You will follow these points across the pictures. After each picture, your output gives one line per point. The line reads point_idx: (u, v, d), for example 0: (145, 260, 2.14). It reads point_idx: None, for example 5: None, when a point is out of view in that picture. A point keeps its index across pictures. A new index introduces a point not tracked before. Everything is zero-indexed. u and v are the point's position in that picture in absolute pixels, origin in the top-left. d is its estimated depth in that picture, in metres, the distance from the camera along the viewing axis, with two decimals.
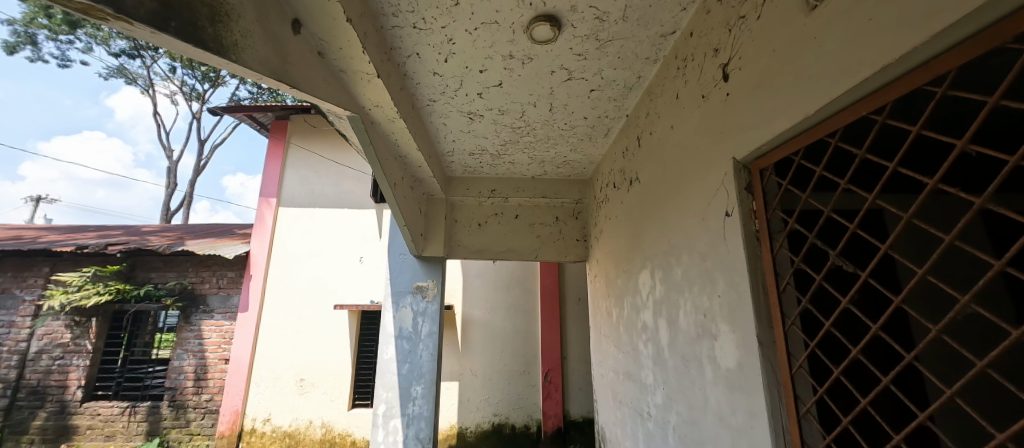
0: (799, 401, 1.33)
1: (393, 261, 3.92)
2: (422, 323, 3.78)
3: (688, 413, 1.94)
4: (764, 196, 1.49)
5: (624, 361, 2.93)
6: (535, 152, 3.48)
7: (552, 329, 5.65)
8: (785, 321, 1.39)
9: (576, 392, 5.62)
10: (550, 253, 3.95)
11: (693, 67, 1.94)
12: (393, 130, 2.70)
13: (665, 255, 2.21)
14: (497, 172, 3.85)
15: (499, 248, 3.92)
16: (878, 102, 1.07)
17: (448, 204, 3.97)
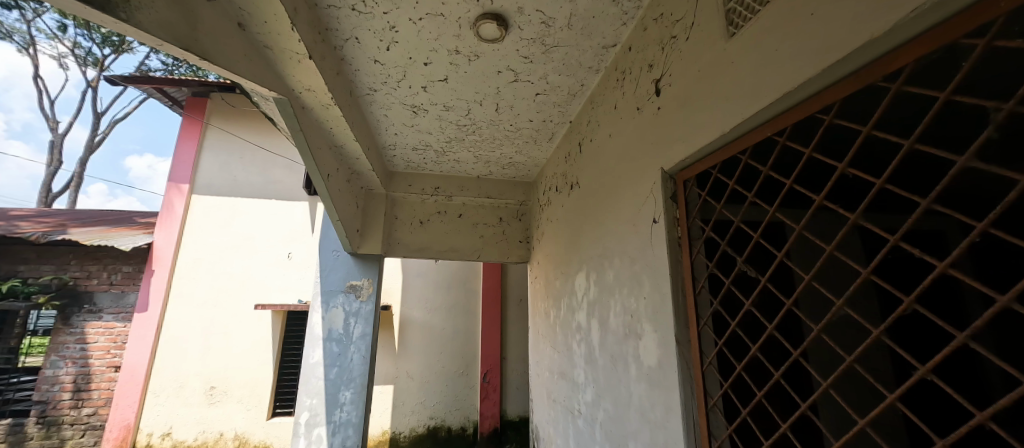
0: (708, 399, 1.36)
1: (325, 258, 3.64)
2: (354, 324, 3.54)
3: (616, 415, 1.95)
4: (686, 207, 1.50)
5: (560, 362, 2.94)
6: (479, 151, 3.40)
7: (493, 329, 5.54)
8: (699, 321, 1.42)
9: (515, 392, 5.53)
10: (491, 253, 3.89)
11: (631, 79, 1.95)
12: (328, 118, 2.48)
13: (600, 259, 2.21)
14: (441, 170, 3.72)
15: (440, 248, 3.78)
16: (781, 124, 1.08)
17: (387, 200, 3.76)
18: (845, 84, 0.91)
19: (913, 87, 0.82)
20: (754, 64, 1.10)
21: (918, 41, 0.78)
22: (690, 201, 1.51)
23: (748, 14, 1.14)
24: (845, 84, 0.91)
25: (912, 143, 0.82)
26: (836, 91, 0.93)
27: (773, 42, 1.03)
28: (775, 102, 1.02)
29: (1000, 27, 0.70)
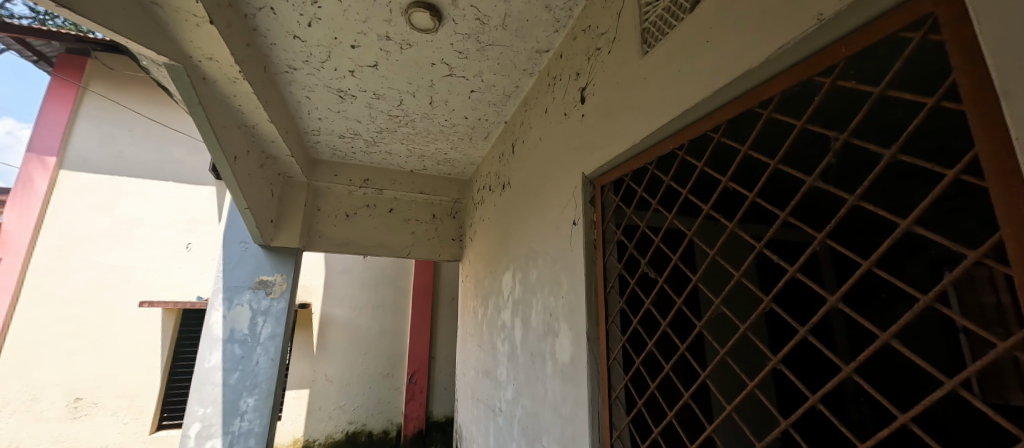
0: (611, 393, 1.41)
1: (229, 250, 3.25)
2: (261, 324, 3.19)
3: (531, 412, 1.96)
4: (602, 209, 1.54)
5: (485, 362, 2.92)
6: (410, 145, 3.28)
7: (421, 329, 5.36)
8: (607, 319, 1.46)
9: (440, 393, 5.41)
10: (418, 251, 3.77)
11: (560, 85, 1.99)
12: (236, 94, 2.23)
13: (524, 259, 2.23)
14: (372, 162, 3.53)
15: (365, 243, 3.61)
16: (680, 139, 1.12)
17: (310, 190, 3.49)
18: (730, 107, 0.97)
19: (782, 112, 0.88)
20: (659, 83, 1.14)
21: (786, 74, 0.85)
22: (605, 205, 1.55)
23: (659, 34, 1.18)
24: (725, 109, 0.97)
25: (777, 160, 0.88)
26: (718, 112, 0.99)
27: (670, 62, 1.10)
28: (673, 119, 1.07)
29: (841, 69, 0.79)
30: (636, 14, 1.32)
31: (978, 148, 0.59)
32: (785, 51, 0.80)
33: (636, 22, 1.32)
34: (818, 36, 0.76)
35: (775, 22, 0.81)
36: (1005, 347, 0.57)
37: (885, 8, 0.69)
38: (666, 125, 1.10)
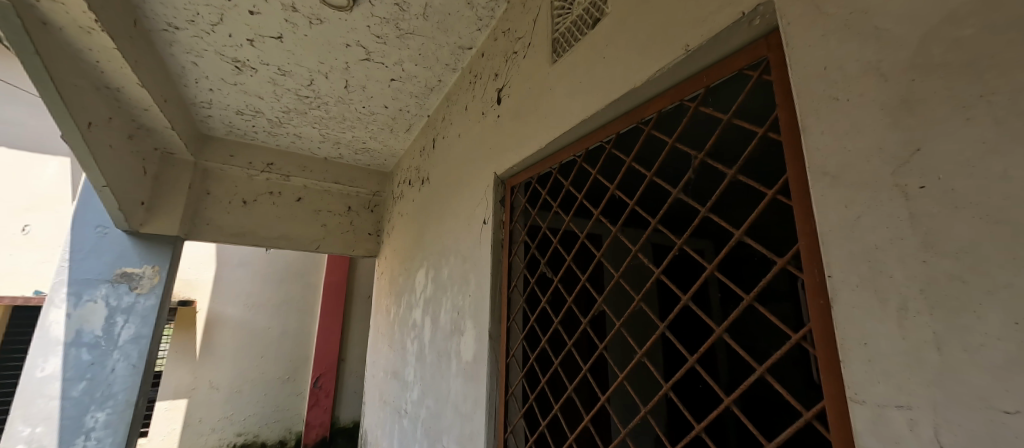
0: (507, 397, 1.20)
1: (79, 237, 1.95)
2: (122, 325, 1.92)
3: (432, 422, 1.59)
4: (511, 210, 1.32)
5: (395, 362, 2.21)
6: (326, 129, 2.22)
7: (332, 346, 3.33)
8: (509, 317, 1.25)
9: (352, 399, 3.40)
10: (328, 245, 2.57)
11: (478, 85, 1.56)
12: (85, 41, 1.31)
13: (439, 256, 1.75)
14: (280, 146, 2.35)
15: (261, 235, 2.39)
16: (589, 143, 0.96)
17: (197, 173, 2.24)
18: (641, 110, 0.81)
19: (687, 125, 0.78)
20: (568, 89, 0.98)
21: (706, 74, 0.68)
22: (516, 205, 1.33)
23: (568, 43, 1.01)
24: (609, 127, 0.90)
25: (670, 159, 0.81)
26: (603, 130, 0.92)
27: (562, 77, 1.01)
28: (581, 122, 0.91)
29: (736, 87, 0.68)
30: (548, 22, 1.12)
31: (787, 171, 0.52)
32: (660, 75, 0.71)
33: (548, 30, 1.12)
34: (714, 45, 0.63)
35: (655, 44, 0.72)
36: (791, 340, 0.50)
37: (738, 45, 0.62)
38: (562, 136, 0.99)
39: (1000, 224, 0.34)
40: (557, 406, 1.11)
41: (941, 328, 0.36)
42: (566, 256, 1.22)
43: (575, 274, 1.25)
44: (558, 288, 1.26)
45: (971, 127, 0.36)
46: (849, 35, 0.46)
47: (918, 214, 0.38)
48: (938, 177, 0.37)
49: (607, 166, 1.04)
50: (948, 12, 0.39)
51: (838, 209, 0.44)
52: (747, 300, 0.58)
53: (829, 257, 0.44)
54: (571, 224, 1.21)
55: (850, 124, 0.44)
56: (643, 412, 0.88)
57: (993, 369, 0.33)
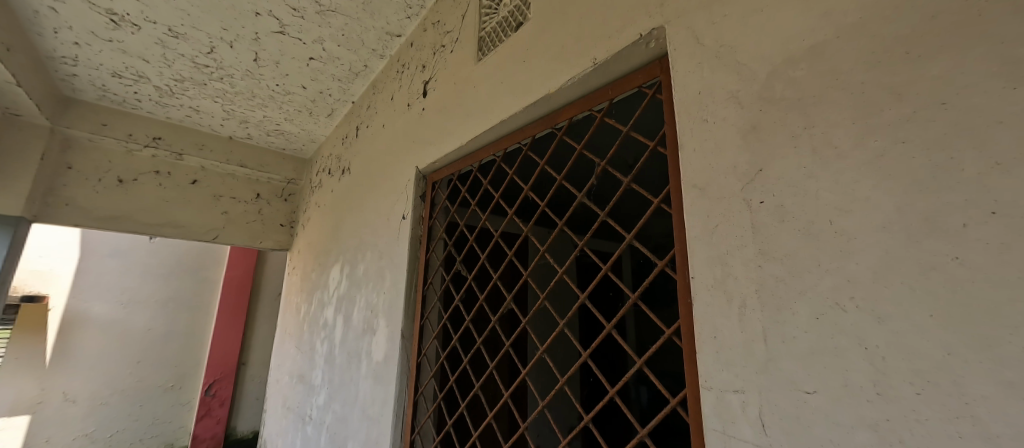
0: (417, 399, 1.08)
1: None
2: None
3: (338, 437, 1.28)
4: (432, 206, 1.22)
5: (302, 364, 1.69)
6: (230, 105, 1.72)
7: (229, 342, 2.50)
8: (424, 314, 1.15)
9: (250, 406, 2.55)
10: (226, 236, 1.97)
11: (404, 76, 1.39)
12: None
13: (355, 251, 1.47)
14: (170, 119, 1.80)
15: (137, 220, 1.77)
16: (509, 142, 0.97)
17: (56, 140, 1.65)
18: (559, 114, 0.83)
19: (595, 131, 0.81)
20: (491, 87, 0.97)
21: (611, 86, 0.72)
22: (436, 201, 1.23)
23: (495, 42, 1.00)
24: (527, 129, 0.91)
25: (578, 164, 0.83)
26: (522, 131, 0.93)
27: (484, 76, 1.00)
28: (504, 120, 0.91)
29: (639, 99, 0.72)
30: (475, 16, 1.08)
31: (669, 184, 0.56)
32: (573, 83, 0.74)
33: (474, 25, 1.09)
34: (620, 59, 0.66)
35: (570, 53, 0.75)
36: (665, 334, 0.55)
37: (637, 64, 0.67)
38: (485, 132, 0.97)
39: (811, 239, 0.40)
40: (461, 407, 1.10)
41: (767, 324, 0.42)
42: (483, 253, 1.18)
43: (488, 270, 1.23)
44: (470, 286, 1.23)
45: (796, 154, 0.43)
46: (716, 65, 0.52)
47: (759, 226, 0.44)
48: (773, 195, 0.44)
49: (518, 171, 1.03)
50: (785, 57, 0.46)
51: (702, 218, 0.50)
52: (632, 300, 0.63)
53: (694, 260, 0.50)
54: (486, 222, 1.19)
55: (714, 144, 0.50)
56: (543, 407, 0.90)
57: (802, 355, 0.39)
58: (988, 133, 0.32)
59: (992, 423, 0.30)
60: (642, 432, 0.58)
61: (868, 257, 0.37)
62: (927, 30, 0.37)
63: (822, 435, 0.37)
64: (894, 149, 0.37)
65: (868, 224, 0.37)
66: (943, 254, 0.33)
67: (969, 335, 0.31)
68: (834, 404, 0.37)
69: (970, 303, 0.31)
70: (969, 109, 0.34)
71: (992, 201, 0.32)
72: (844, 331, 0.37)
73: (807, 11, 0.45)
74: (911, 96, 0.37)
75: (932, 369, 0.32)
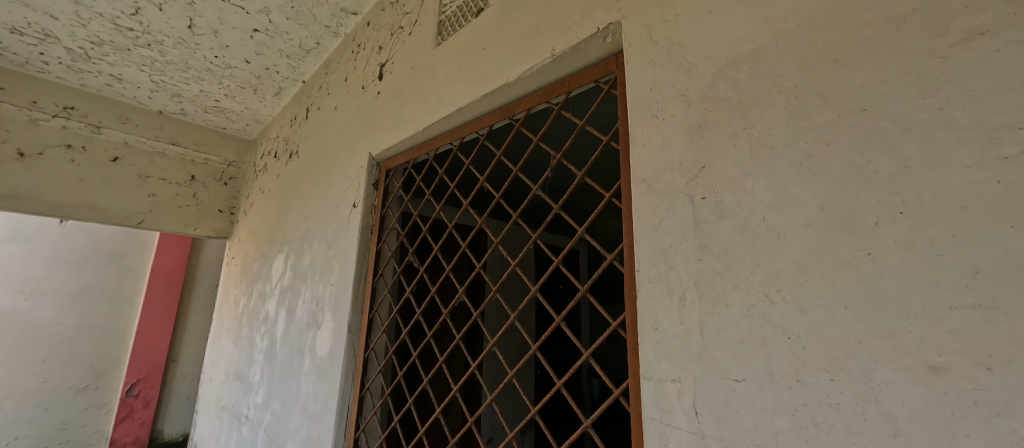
0: (363, 395, 1.04)
1: None
2: None
3: (277, 437, 1.21)
4: (384, 195, 1.19)
5: (239, 361, 1.58)
6: (160, 76, 1.57)
7: (158, 337, 2.20)
8: (373, 306, 1.11)
9: (180, 407, 2.29)
10: (155, 221, 1.77)
11: (359, 57, 1.33)
12: None
13: (300, 240, 1.40)
14: (86, 86, 1.61)
15: (43, 200, 1.51)
16: (468, 131, 0.95)
17: None
18: (519, 104, 0.83)
19: (554, 123, 0.81)
20: (449, 74, 0.95)
21: (570, 79, 0.73)
22: (391, 188, 1.20)
23: (455, 27, 0.97)
24: (485, 118, 0.90)
25: (534, 156, 0.82)
26: (479, 121, 0.92)
27: (442, 62, 0.98)
28: (464, 107, 0.89)
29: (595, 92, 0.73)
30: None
31: (620, 178, 0.58)
32: (531, 74, 0.74)
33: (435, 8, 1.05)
34: (578, 52, 0.67)
35: (529, 43, 0.75)
36: (611, 326, 0.56)
37: (594, 58, 0.68)
38: (441, 120, 0.95)
39: (746, 234, 0.43)
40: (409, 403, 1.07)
41: (703, 315, 0.44)
42: (437, 244, 1.15)
43: (441, 261, 1.20)
44: (421, 278, 1.19)
45: (736, 153, 0.45)
46: (668, 63, 0.53)
47: (701, 220, 0.46)
48: (713, 192, 0.46)
49: (471, 161, 1.02)
50: (730, 59, 0.48)
51: (649, 212, 0.51)
52: (581, 292, 0.64)
53: (639, 252, 0.51)
54: (440, 212, 1.16)
55: (662, 140, 0.52)
56: (491, 400, 0.89)
57: (733, 345, 0.42)
58: (899, 140, 0.35)
59: (892, 405, 0.33)
60: (586, 422, 0.59)
61: (795, 252, 0.39)
62: (853, 40, 0.39)
63: (748, 421, 0.40)
64: (821, 151, 0.39)
65: (796, 221, 0.40)
66: (858, 250, 0.36)
67: (876, 325, 0.34)
68: (760, 391, 0.39)
69: (878, 295, 0.34)
70: (885, 115, 0.36)
71: (900, 203, 0.35)
72: (771, 321, 0.40)
73: (751, 15, 0.47)
74: (837, 102, 0.39)
75: (843, 357, 0.35)
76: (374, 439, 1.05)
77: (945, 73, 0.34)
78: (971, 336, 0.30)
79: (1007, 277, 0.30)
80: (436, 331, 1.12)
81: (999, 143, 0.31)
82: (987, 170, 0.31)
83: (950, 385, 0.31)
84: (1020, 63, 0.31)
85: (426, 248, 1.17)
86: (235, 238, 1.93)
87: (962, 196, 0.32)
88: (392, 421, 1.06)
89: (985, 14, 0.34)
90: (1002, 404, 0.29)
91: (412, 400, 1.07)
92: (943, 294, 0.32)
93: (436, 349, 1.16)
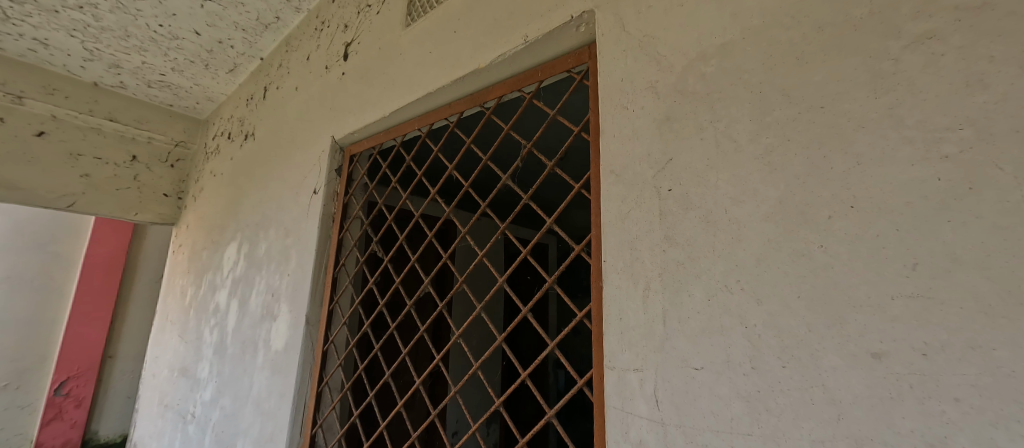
0: (321, 389, 1.01)
1: None
2: None
3: (226, 436, 1.15)
4: (348, 181, 1.14)
5: (185, 357, 1.49)
6: (96, 44, 1.44)
7: (92, 331, 2.03)
8: (334, 297, 1.07)
9: (117, 406, 2.13)
10: (89, 204, 1.62)
11: (324, 35, 1.28)
12: None
13: (255, 228, 1.32)
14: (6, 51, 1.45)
15: None
16: (438, 117, 0.93)
17: None
18: (490, 91, 0.81)
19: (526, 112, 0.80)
20: (418, 57, 0.92)
21: (542, 68, 0.72)
22: (355, 175, 1.16)
23: (425, 8, 0.94)
24: (455, 105, 0.89)
25: (506, 145, 0.81)
26: (449, 107, 0.90)
27: (411, 45, 0.95)
28: (433, 92, 0.87)
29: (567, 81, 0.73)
30: None
31: (590, 167, 0.58)
32: (503, 60, 0.73)
33: None
34: (551, 41, 0.67)
35: (501, 28, 0.74)
36: (577, 316, 0.57)
37: (567, 47, 0.68)
38: (409, 105, 0.93)
39: (709, 225, 0.44)
40: (370, 397, 1.04)
41: (667, 305, 0.45)
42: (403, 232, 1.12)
43: (407, 250, 1.18)
44: (386, 268, 1.16)
45: (703, 145, 0.46)
46: (639, 54, 0.54)
47: (667, 212, 0.47)
48: (679, 184, 0.47)
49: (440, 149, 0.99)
50: (699, 52, 0.49)
51: (617, 203, 0.52)
52: (549, 283, 0.64)
53: (607, 242, 0.52)
54: (407, 200, 1.13)
55: (632, 132, 0.53)
56: (456, 392, 0.87)
57: (693, 334, 0.43)
58: (853, 138, 0.37)
59: (836, 388, 0.35)
60: (549, 413, 0.60)
61: (754, 243, 0.41)
62: (815, 39, 0.41)
63: (705, 407, 0.41)
64: (781, 146, 0.41)
65: (756, 213, 0.41)
66: (812, 242, 0.38)
67: (825, 314, 0.36)
68: (717, 378, 0.41)
69: (829, 285, 0.36)
70: (841, 113, 0.38)
71: (851, 198, 0.37)
72: (729, 311, 0.41)
73: (720, 10, 0.48)
74: (798, 99, 0.41)
75: (795, 345, 0.37)
76: (333, 435, 1.01)
77: (895, 75, 0.36)
78: (909, 323, 0.33)
79: (943, 268, 0.32)
80: (400, 322, 1.09)
81: (941, 142, 0.33)
82: (930, 168, 0.34)
83: (889, 370, 0.33)
84: (961, 67, 0.34)
85: (392, 237, 1.13)
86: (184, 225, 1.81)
87: (907, 192, 0.34)
88: (352, 415, 1.03)
89: (933, 19, 0.36)
90: (933, 386, 0.31)
91: (373, 392, 1.04)
92: (886, 284, 0.34)
93: (399, 340, 1.13)
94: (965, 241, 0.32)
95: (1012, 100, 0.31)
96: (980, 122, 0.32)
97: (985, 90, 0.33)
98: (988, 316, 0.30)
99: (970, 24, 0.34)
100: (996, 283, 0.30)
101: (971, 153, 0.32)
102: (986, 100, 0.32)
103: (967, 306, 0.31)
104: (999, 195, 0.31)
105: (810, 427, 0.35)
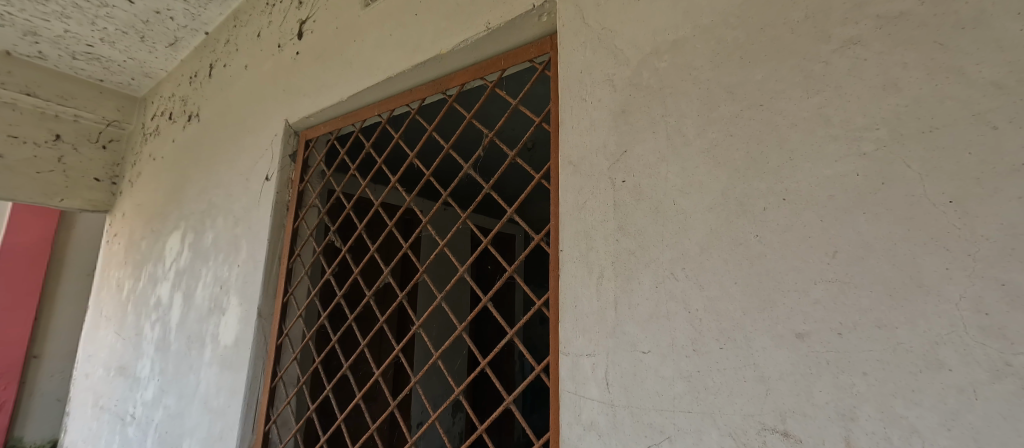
0: (274, 384, 0.97)
1: None
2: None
3: (171, 436, 1.09)
4: (304, 168, 1.10)
5: (122, 354, 1.39)
6: (7, 7, 1.29)
7: (13, 329, 1.86)
8: (288, 289, 1.02)
9: (44, 410, 1.96)
10: (5, 188, 1.46)
11: (275, 11, 1.21)
12: None
13: (201, 216, 1.25)
14: None
15: None
16: (399, 102, 0.90)
17: None
18: (453, 78, 0.80)
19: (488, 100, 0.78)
20: (379, 38, 0.89)
21: (506, 56, 0.72)
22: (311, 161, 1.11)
23: None
24: (416, 91, 0.87)
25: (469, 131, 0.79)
26: (410, 93, 0.88)
27: (371, 25, 0.92)
28: (392, 77, 0.85)
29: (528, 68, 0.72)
30: None
31: (550, 159, 0.58)
32: (466, 47, 0.72)
33: None
34: (509, 31, 0.67)
35: (463, 14, 0.73)
36: (535, 306, 0.57)
37: (529, 36, 0.68)
38: (368, 88, 0.89)
39: (658, 216, 0.46)
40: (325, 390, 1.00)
41: (617, 292, 0.47)
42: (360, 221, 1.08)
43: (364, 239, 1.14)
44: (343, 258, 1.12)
45: (654, 139, 0.48)
46: (598, 47, 0.55)
47: (621, 204, 0.49)
48: (632, 176, 0.49)
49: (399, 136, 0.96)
50: (653, 48, 0.50)
51: (574, 194, 0.53)
52: (509, 273, 0.63)
53: (565, 231, 0.53)
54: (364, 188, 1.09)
55: (589, 124, 0.54)
56: (416, 382, 0.84)
57: (642, 319, 0.45)
58: (786, 133, 0.40)
59: (765, 366, 0.38)
60: (507, 401, 0.59)
61: (697, 233, 0.43)
62: (757, 39, 0.44)
63: (651, 388, 0.43)
64: (724, 141, 0.43)
65: (701, 204, 0.43)
66: (748, 232, 0.40)
67: (757, 298, 0.39)
68: (661, 361, 0.43)
69: (762, 273, 0.39)
70: (777, 111, 0.41)
71: (784, 191, 0.39)
72: (674, 297, 0.43)
73: (672, 7, 0.50)
74: (739, 96, 0.43)
75: (731, 327, 0.40)
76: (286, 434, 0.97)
77: (825, 76, 0.39)
78: (828, 305, 0.36)
79: (858, 255, 0.35)
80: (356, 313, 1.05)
81: (860, 141, 0.36)
82: (851, 164, 0.36)
83: (810, 348, 0.36)
84: (881, 72, 0.37)
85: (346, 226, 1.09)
86: (119, 213, 1.68)
87: (831, 187, 0.37)
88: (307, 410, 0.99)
89: (858, 25, 0.38)
90: (845, 362, 0.34)
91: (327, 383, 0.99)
92: (811, 269, 0.37)
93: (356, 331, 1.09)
94: (875, 230, 0.35)
95: (920, 103, 0.35)
96: (893, 122, 0.35)
97: (898, 93, 0.36)
98: (892, 298, 0.33)
99: (888, 32, 0.37)
100: (899, 269, 0.33)
101: (883, 151, 0.35)
102: (899, 103, 0.35)
103: (876, 289, 0.34)
104: (906, 189, 0.34)
105: (742, 403, 0.38)
